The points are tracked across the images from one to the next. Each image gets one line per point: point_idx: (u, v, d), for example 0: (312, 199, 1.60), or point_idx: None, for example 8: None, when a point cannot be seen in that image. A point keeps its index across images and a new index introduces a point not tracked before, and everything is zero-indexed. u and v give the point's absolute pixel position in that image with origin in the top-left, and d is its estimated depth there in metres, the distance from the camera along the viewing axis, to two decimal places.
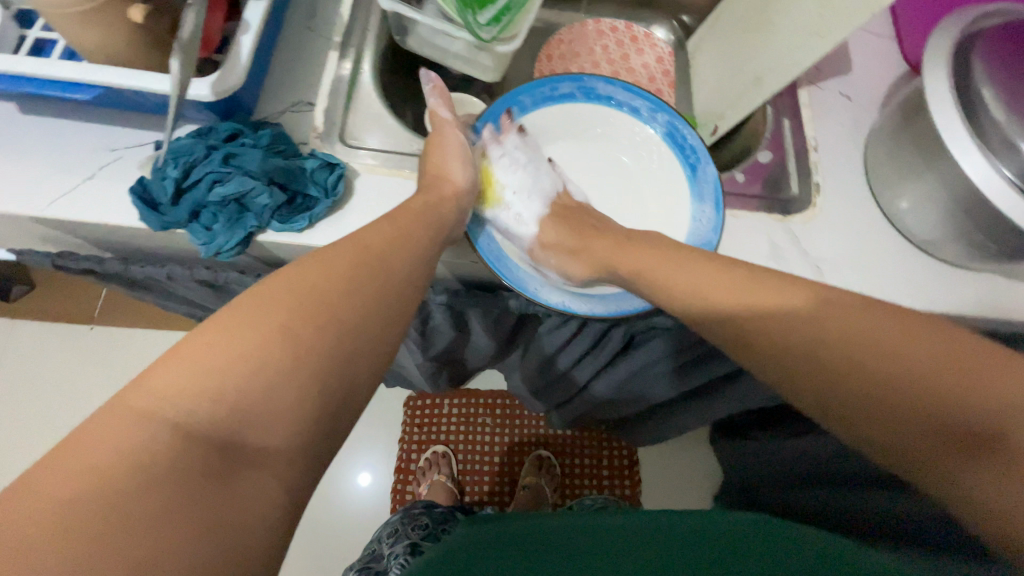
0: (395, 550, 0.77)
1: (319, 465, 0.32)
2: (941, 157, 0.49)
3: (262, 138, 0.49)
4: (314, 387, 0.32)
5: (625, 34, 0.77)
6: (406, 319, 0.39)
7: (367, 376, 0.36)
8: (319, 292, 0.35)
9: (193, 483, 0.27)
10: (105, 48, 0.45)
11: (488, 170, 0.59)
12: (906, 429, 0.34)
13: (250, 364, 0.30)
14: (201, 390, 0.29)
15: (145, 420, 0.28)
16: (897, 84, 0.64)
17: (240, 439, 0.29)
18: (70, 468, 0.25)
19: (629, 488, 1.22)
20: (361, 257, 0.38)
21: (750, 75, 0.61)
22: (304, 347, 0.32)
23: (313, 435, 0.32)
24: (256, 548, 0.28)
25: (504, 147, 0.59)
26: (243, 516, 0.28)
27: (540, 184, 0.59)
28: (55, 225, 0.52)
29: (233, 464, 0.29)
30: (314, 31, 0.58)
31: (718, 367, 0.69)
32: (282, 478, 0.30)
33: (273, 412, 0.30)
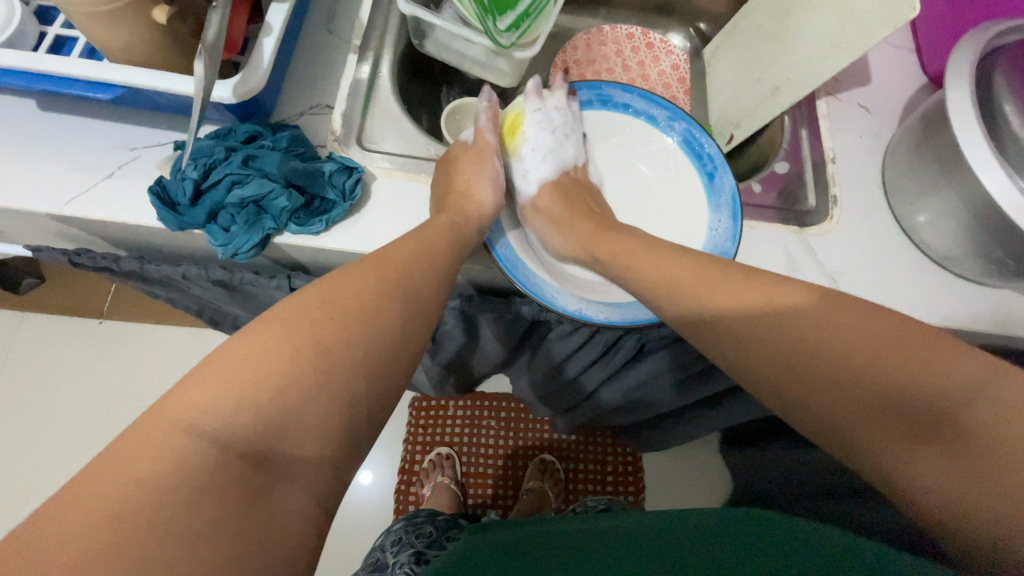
0: (400, 559, 0.76)
1: (342, 474, 0.32)
2: (961, 172, 0.49)
3: (282, 141, 0.49)
4: (338, 394, 0.32)
5: (641, 40, 0.78)
6: (427, 327, 0.39)
7: (389, 384, 0.36)
8: (341, 298, 0.35)
9: (220, 491, 0.27)
10: (128, 48, 0.45)
11: (517, 119, 0.57)
12: (901, 444, 0.34)
13: (275, 370, 0.30)
14: (226, 397, 0.29)
15: (171, 427, 0.27)
16: (916, 96, 0.64)
17: (264, 447, 0.29)
18: (100, 474, 0.25)
19: (633, 494, 1.22)
20: (382, 263, 0.38)
21: (769, 85, 0.61)
22: (327, 353, 0.32)
23: (337, 443, 0.32)
24: (281, 557, 0.28)
25: (545, 103, 0.56)
26: (268, 524, 0.28)
27: (564, 150, 0.57)
28: (72, 223, 0.52)
29: (258, 472, 0.29)
30: (333, 34, 0.58)
31: (730, 378, 0.69)
32: (306, 486, 0.30)
33: (297, 420, 0.30)
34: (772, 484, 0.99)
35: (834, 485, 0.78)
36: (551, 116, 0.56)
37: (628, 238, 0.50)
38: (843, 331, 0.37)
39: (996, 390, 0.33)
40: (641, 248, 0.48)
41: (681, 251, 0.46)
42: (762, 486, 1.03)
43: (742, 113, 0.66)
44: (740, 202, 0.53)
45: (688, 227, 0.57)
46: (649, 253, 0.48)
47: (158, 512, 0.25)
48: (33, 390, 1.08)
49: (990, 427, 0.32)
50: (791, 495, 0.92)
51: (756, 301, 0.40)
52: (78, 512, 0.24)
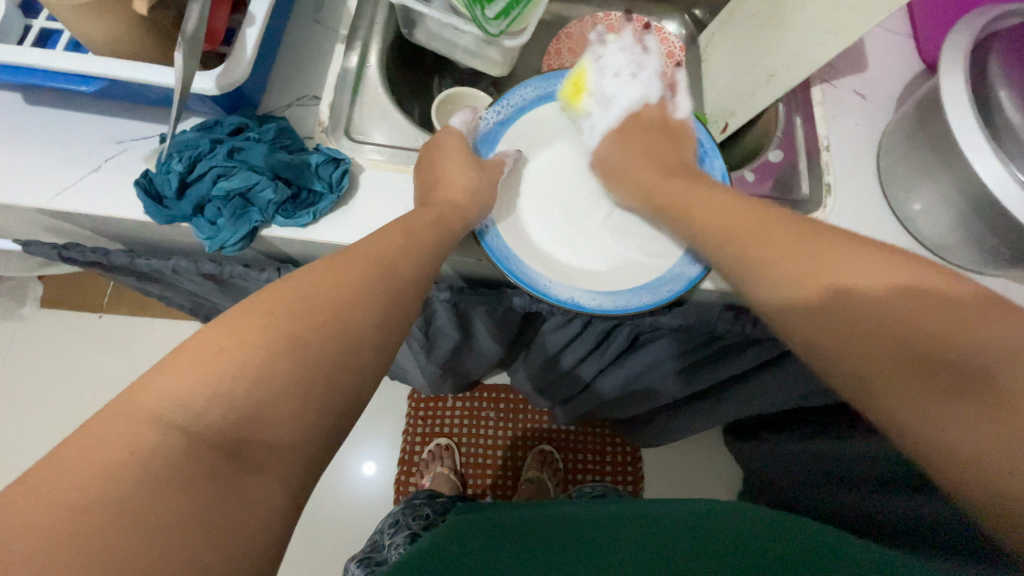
0: (395, 541, 0.77)
1: (319, 464, 0.33)
2: (955, 159, 0.48)
3: (268, 133, 0.49)
4: (317, 386, 0.32)
5: (635, 27, 0.76)
6: (409, 318, 0.39)
7: (371, 376, 0.36)
8: (321, 291, 0.35)
9: (194, 482, 0.27)
10: (110, 40, 0.44)
11: (585, 66, 0.56)
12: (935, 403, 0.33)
13: (253, 364, 0.30)
14: (203, 389, 0.29)
15: (147, 418, 0.28)
16: (912, 83, 0.63)
17: (240, 438, 0.29)
18: (73, 465, 0.26)
19: (631, 483, 1.22)
20: (365, 255, 0.38)
21: (763, 72, 0.60)
22: (307, 346, 0.32)
23: (315, 435, 0.32)
24: (254, 547, 0.28)
25: (608, 51, 0.56)
26: (242, 515, 0.28)
27: (632, 92, 0.57)
28: (60, 216, 0.52)
29: (233, 463, 0.29)
30: (320, 24, 0.57)
31: (727, 367, 0.68)
32: (282, 477, 0.30)
33: (273, 412, 0.30)
34: (783, 475, 0.99)
35: (851, 472, 0.77)
36: (614, 59, 0.56)
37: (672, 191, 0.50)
38: (863, 315, 0.36)
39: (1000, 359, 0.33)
40: (685, 201, 0.48)
41: None
42: (773, 477, 1.03)
43: (737, 102, 0.66)
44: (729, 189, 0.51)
45: None
46: None
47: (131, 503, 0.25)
48: (32, 382, 1.09)
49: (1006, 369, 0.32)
50: (806, 485, 0.92)
51: (767, 278, 0.41)
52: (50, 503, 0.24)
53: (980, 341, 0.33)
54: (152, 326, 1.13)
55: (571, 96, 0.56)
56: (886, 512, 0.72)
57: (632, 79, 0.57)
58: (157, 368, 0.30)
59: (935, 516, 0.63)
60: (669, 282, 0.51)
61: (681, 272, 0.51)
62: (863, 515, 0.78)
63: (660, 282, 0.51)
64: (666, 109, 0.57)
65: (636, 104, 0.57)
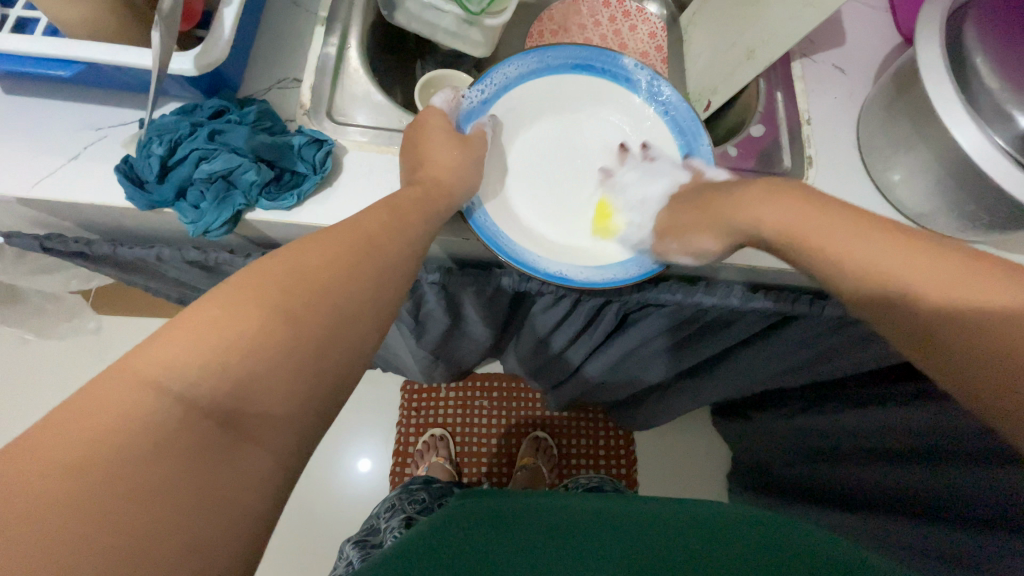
0: (391, 525, 0.77)
1: (309, 437, 0.33)
2: (933, 127, 0.49)
3: (249, 115, 0.49)
4: (304, 358, 0.32)
5: (617, 9, 0.76)
6: (399, 294, 0.39)
7: (361, 350, 0.36)
8: (307, 266, 0.35)
9: (184, 449, 0.27)
10: (84, 22, 0.44)
11: (603, 201, 0.57)
12: (971, 370, 0.34)
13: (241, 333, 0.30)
14: (192, 359, 0.29)
15: (135, 386, 0.27)
16: (891, 56, 0.63)
17: (229, 407, 0.29)
18: (61, 432, 0.25)
19: (626, 467, 1.23)
20: (351, 231, 0.38)
21: (743, 49, 0.61)
22: (295, 319, 0.32)
23: (303, 407, 0.32)
24: (245, 513, 0.29)
25: (622, 178, 0.57)
26: (232, 483, 0.28)
27: (660, 183, 0.55)
28: (40, 206, 0.51)
29: (221, 432, 0.29)
30: (299, 6, 0.57)
31: (714, 343, 0.69)
32: (271, 448, 0.30)
33: (263, 381, 0.30)
34: (770, 453, 1.00)
35: (846, 445, 0.78)
36: (630, 175, 0.57)
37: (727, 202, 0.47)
38: (902, 275, 0.37)
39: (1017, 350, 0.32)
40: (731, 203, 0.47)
41: None
42: (760, 454, 1.05)
43: (718, 79, 0.66)
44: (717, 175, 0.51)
45: None
46: None
47: (119, 473, 0.25)
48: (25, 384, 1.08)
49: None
50: (794, 461, 0.94)
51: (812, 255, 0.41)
52: (38, 467, 0.24)
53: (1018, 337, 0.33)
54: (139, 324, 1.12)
55: (602, 224, 0.56)
56: (879, 485, 0.74)
57: (652, 175, 0.56)
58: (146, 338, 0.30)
59: (928, 487, 0.64)
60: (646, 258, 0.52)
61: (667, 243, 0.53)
62: (856, 488, 0.79)
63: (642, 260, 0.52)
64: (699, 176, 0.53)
65: (671, 190, 0.54)
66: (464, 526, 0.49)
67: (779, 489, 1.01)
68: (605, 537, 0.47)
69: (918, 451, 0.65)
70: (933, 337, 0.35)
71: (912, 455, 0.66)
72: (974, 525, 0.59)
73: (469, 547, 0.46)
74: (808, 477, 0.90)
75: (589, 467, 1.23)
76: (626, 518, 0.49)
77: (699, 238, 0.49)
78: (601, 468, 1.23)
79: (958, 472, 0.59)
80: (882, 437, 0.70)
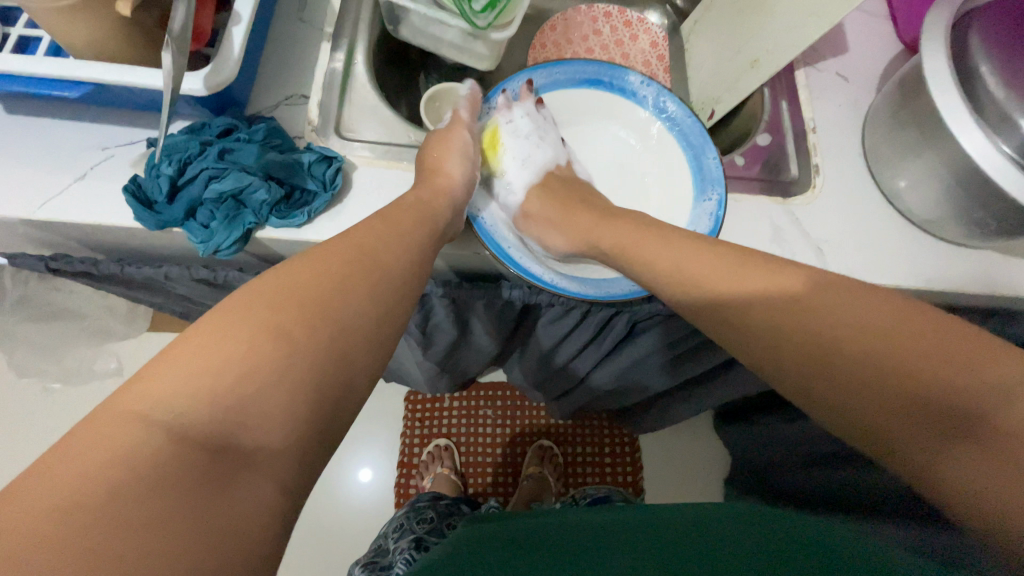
0: (400, 546, 0.75)
1: (315, 460, 0.32)
2: (938, 136, 0.49)
3: (257, 133, 0.48)
4: (307, 380, 0.32)
5: (619, 19, 0.77)
6: (398, 312, 0.39)
7: (363, 370, 0.35)
8: (309, 290, 0.35)
9: (185, 478, 0.27)
10: (93, 43, 0.43)
11: (493, 132, 0.56)
12: (924, 423, 0.31)
13: (248, 358, 0.31)
14: (187, 387, 0.29)
15: (133, 420, 0.27)
16: (892, 65, 0.64)
17: (223, 435, 0.29)
18: (67, 466, 0.25)
19: (632, 474, 1.23)
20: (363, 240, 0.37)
21: (747, 58, 0.61)
22: (297, 341, 0.32)
23: (309, 430, 0.32)
24: (251, 542, 0.28)
25: (515, 115, 0.55)
26: (235, 511, 0.28)
27: (544, 153, 0.57)
28: (46, 227, 0.51)
29: (220, 459, 0.28)
30: (305, 22, 0.57)
31: (720, 353, 0.69)
32: (275, 473, 0.30)
33: (260, 408, 0.30)
34: (768, 458, 1.01)
35: (838, 451, 0.78)
36: (523, 122, 0.56)
37: (620, 224, 0.48)
38: None
39: (968, 365, 0.31)
40: (660, 241, 0.45)
41: (661, 228, 0.46)
42: (758, 460, 1.05)
43: (722, 88, 0.66)
44: (722, 188, 0.51)
45: (671, 211, 0.55)
46: (628, 224, 0.48)
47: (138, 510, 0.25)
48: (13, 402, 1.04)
49: (969, 380, 0.31)
50: (790, 465, 0.94)
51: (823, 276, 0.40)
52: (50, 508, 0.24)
53: (987, 366, 0.31)
54: None
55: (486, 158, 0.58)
56: (870, 491, 0.74)
57: (544, 140, 0.56)
58: (144, 367, 0.30)
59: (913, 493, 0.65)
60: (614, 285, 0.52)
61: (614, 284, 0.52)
62: (854, 491, 0.78)
63: (604, 283, 0.52)
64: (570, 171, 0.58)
65: (549, 164, 0.57)
66: (469, 559, 0.49)
67: (778, 494, 1.01)
68: (619, 540, 0.48)
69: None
70: (908, 398, 0.32)
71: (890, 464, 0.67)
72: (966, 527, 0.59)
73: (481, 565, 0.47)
74: (804, 482, 0.91)
75: (594, 474, 1.23)
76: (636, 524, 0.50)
77: (552, 235, 0.53)
78: (607, 475, 1.23)
79: None
80: None
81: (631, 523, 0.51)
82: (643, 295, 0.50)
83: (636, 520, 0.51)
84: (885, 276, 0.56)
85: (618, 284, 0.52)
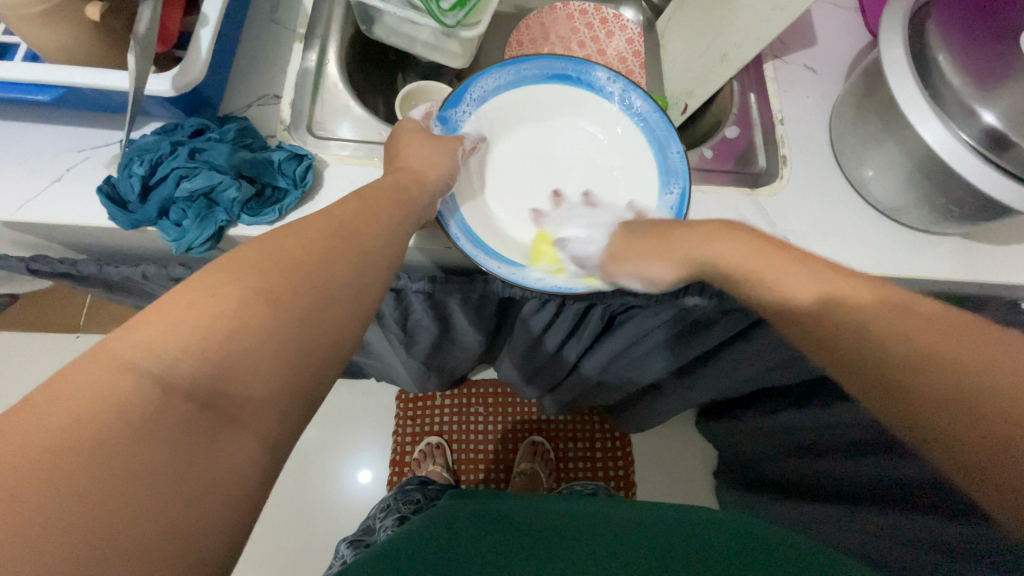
0: (384, 524, 0.78)
1: (296, 427, 0.32)
2: (900, 123, 0.50)
3: (228, 132, 0.49)
4: (291, 341, 0.31)
5: (595, 16, 0.77)
6: (378, 285, 0.39)
7: (342, 339, 0.35)
8: (285, 254, 0.34)
9: (170, 429, 0.26)
10: (64, 47, 0.45)
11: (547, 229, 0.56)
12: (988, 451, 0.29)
13: (237, 318, 0.30)
14: (175, 339, 0.28)
15: (119, 368, 0.27)
16: (860, 55, 0.65)
17: (212, 389, 0.28)
18: None
19: (622, 469, 1.24)
20: (325, 220, 0.38)
21: (717, 51, 0.62)
22: (278, 302, 0.32)
23: (288, 391, 0.31)
24: (231, 508, 0.27)
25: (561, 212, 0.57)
26: (216, 468, 0.27)
27: (601, 220, 0.56)
28: (26, 228, 0.52)
29: (205, 414, 0.28)
30: (279, 24, 0.58)
31: (699, 344, 0.70)
32: (258, 433, 0.30)
33: (243, 365, 0.29)
34: (755, 452, 1.01)
35: (822, 441, 0.79)
36: (571, 213, 0.57)
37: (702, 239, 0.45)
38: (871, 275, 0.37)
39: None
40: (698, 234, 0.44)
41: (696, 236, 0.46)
42: (745, 454, 1.06)
43: (694, 82, 0.67)
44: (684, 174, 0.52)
45: (639, 203, 0.56)
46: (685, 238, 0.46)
47: None
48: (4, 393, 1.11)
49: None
50: (778, 458, 0.95)
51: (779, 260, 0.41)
52: None
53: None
54: None
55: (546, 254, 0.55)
56: (856, 479, 0.75)
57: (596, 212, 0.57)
58: (127, 323, 0.29)
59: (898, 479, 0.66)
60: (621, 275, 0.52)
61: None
62: (840, 482, 0.80)
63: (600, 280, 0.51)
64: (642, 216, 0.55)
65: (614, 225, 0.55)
66: (451, 534, 0.50)
67: (765, 486, 1.02)
68: (602, 531, 0.51)
69: (883, 446, 0.66)
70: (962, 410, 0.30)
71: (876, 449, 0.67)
72: (959, 513, 0.59)
73: (455, 546, 0.48)
74: (791, 473, 0.92)
75: (585, 470, 1.24)
76: (621, 520, 0.53)
77: (656, 267, 0.48)
78: (597, 471, 1.24)
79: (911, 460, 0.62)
80: (850, 431, 0.71)
81: (614, 517, 0.53)
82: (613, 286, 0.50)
83: (620, 515, 0.54)
84: (853, 264, 0.57)
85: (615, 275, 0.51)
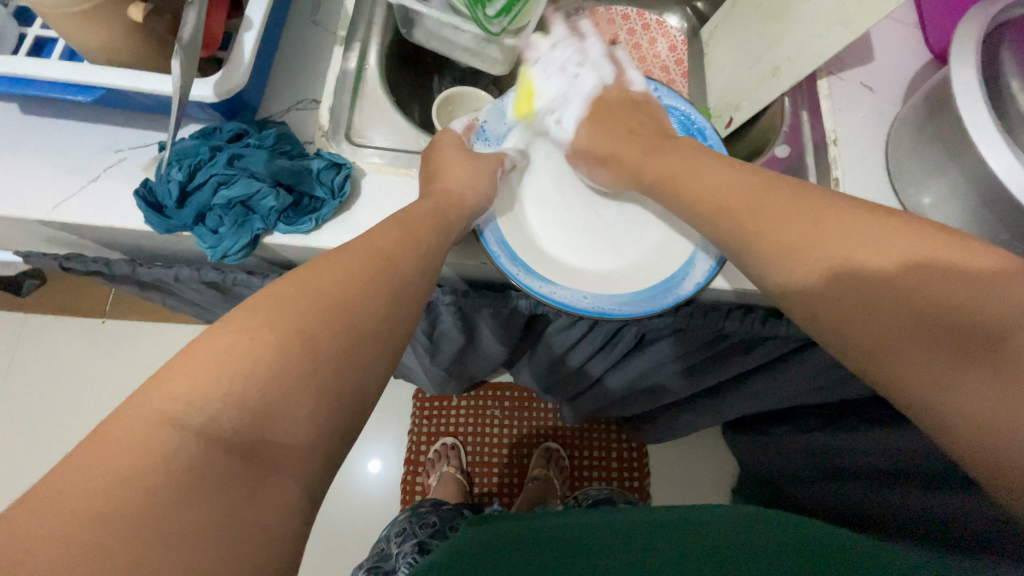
0: (404, 549, 0.76)
1: (334, 467, 0.31)
2: (966, 152, 0.47)
3: (267, 139, 0.48)
4: (331, 373, 0.30)
5: (637, 21, 0.75)
6: (415, 313, 0.37)
7: (380, 373, 0.33)
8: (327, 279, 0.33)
9: (210, 477, 0.26)
10: (107, 47, 0.44)
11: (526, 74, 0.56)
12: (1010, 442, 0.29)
13: (273, 363, 0.29)
14: (215, 384, 0.27)
15: (157, 421, 0.26)
16: (921, 74, 0.62)
17: (247, 441, 0.27)
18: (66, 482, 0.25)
19: (638, 479, 1.22)
20: (366, 248, 0.37)
21: (768, 66, 0.59)
22: (319, 339, 0.31)
23: (327, 427, 0.30)
24: (268, 554, 0.26)
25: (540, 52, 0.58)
26: (255, 516, 0.26)
27: (585, 79, 0.58)
28: (61, 227, 0.51)
29: (245, 465, 0.27)
30: (318, 25, 0.57)
31: (733, 366, 0.68)
32: (298, 473, 0.28)
33: (281, 410, 0.28)
34: (779, 469, 1.00)
35: (851, 464, 0.77)
36: (553, 56, 0.58)
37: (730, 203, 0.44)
38: None
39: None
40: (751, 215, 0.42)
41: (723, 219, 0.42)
42: (770, 470, 1.04)
43: (741, 96, 0.64)
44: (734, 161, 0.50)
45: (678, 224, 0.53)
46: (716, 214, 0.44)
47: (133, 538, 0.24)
48: (31, 374, 1.14)
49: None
50: (803, 480, 0.93)
51: None
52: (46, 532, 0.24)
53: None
54: (142, 331, 1.18)
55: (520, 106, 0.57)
56: (883, 506, 0.73)
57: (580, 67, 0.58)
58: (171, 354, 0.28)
59: (927, 509, 0.64)
60: (672, 289, 0.49)
61: (686, 276, 0.50)
62: (863, 508, 0.78)
63: (644, 299, 0.49)
64: (623, 86, 0.57)
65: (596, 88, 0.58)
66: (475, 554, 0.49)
67: (787, 507, 1.00)
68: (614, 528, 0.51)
69: (917, 474, 0.65)
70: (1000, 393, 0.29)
71: (912, 478, 0.65)
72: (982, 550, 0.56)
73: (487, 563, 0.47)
74: (815, 495, 0.90)
75: (600, 478, 1.22)
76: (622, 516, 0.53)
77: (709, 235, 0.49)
78: (613, 479, 1.22)
79: (947, 494, 0.60)
80: (882, 459, 0.69)
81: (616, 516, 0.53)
82: (656, 311, 0.48)
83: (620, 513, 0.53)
84: None
85: (657, 298, 0.49)
